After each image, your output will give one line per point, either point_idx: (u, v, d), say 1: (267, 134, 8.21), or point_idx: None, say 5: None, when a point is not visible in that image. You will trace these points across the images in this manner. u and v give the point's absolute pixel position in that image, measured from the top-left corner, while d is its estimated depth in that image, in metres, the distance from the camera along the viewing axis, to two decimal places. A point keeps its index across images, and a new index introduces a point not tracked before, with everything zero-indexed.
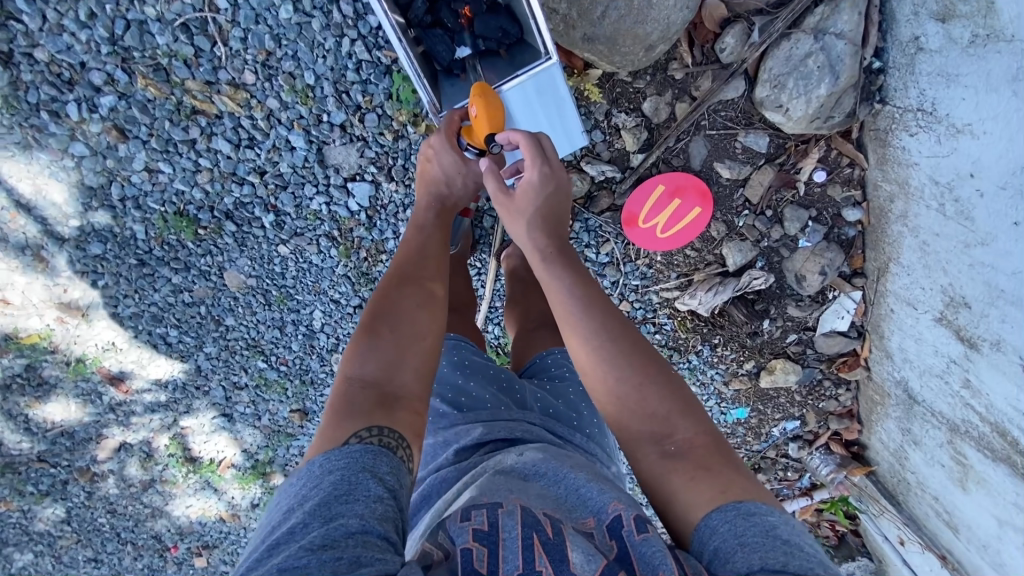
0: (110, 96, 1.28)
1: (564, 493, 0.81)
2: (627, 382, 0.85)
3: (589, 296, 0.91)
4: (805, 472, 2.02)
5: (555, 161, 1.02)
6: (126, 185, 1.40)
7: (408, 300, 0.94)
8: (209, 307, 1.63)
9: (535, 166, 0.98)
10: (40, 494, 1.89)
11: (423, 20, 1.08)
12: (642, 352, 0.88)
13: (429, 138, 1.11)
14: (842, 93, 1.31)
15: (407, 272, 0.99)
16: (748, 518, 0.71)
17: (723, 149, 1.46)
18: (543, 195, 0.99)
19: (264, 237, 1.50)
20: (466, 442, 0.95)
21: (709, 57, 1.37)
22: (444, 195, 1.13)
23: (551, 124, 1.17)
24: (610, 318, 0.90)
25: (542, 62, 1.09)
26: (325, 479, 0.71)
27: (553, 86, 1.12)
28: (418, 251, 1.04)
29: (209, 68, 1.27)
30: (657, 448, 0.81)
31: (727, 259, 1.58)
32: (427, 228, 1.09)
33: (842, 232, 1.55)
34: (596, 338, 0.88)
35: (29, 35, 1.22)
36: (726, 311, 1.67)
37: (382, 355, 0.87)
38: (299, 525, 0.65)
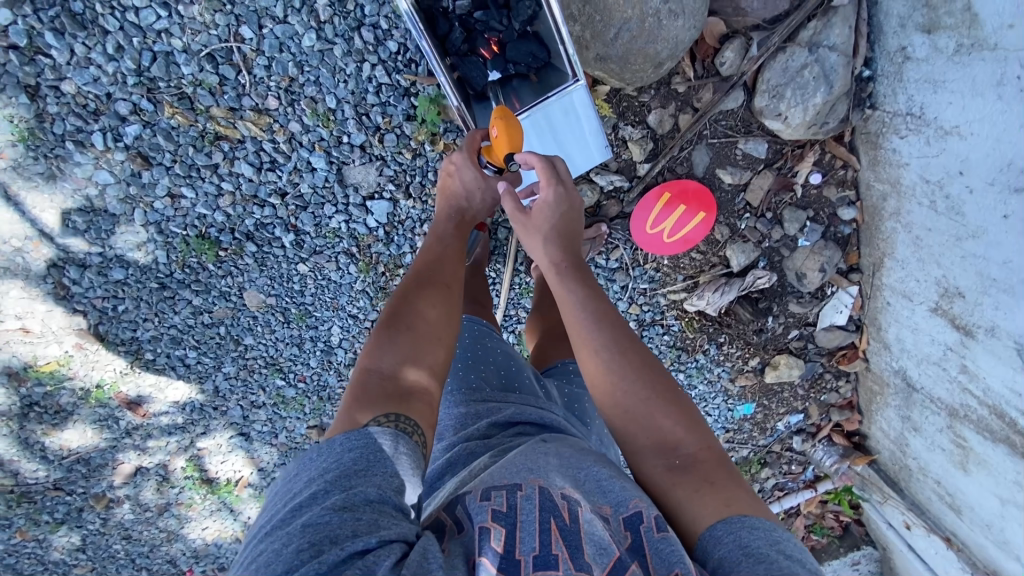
0: (136, 125, 1.32)
1: (583, 476, 0.72)
2: (636, 393, 0.82)
3: (599, 309, 0.89)
4: (809, 464, 2.09)
5: (569, 181, 1.01)
6: (149, 211, 1.43)
7: (423, 291, 0.87)
8: (228, 327, 1.66)
9: (551, 184, 0.98)
10: (55, 524, 1.87)
11: (460, 48, 1.15)
12: (652, 367, 0.85)
13: (451, 154, 1.08)
14: (836, 100, 1.40)
15: (423, 270, 0.92)
16: (754, 531, 0.67)
17: (725, 156, 1.54)
18: (557, 214, 0.98)
19: (284, 256, 1.54)
20: (497, 418, 0.88)
21: (709, 70, 1.45)
22: (462, 207, 1.07)
23: (577, 140, 1.23)
24: (620, 331, 0.87)
25: (570, 84, 1.13)
26: (343, 454, 0.63)
27: (580, 106, 1.17)
28: (437, 257, 0.97)
29: (233, 95, 1.32)
30: (663, 460, 0.78)
31: (731, 260, 1.65)
32: (446, 237, 1.03)
33: (838, 230, 1.63)
34: (606, 351, 0.85)
35: (57, 69, 1.25)
36: (732, 310, 1.74)
37: (401, 349, 0.79)
38: (318, 492, 0.58)
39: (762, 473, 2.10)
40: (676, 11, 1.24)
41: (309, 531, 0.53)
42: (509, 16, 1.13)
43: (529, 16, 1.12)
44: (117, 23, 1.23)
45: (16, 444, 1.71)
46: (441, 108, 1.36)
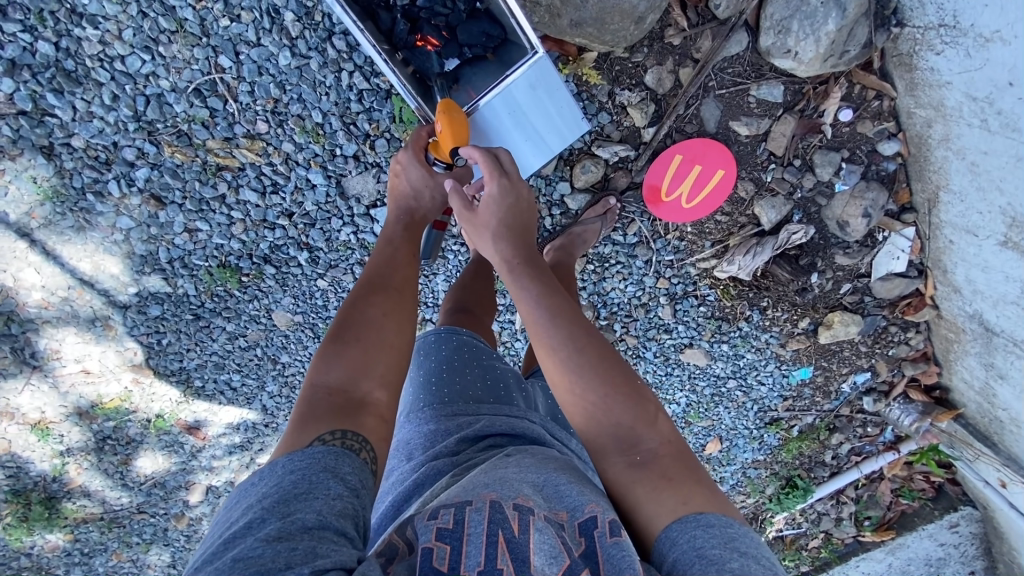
0: (144, 168, 1.38)
1: (541, 482, 0.73)
2: (595, 393, 0.80)
3: (554, 307, 0.86)
4: (887, 425, 1.91)
5: (514, 173, 0.99)
6: (172, 248, 1.50)
7: (371, 302, 0.87)
8: (264, 348, 1.72)
9: (495, 179, 0.96)
10: (146, 543, 2.02)
11: (408, 40, 1.10)
12: (611, 362, 0.83)
13: (397, 154, 1.07)
14: (853, 24, 1.24)
15: (371, 278, 0.92)
16: (708, 529, 0.69)
17: (737, 106, 1.41)
18: (506, 211, 0.96)
19: (303, 274, 1.57)
20: (467, 432, 0.86)
21: (704, 16, 1.33)
22: (413, 209, 1.05)
23: (546, 117, 1.16)
24: (577, 328, 0.84)
25: (530, 58, 1.08)
26: (284, 477, 0.65)
27: (546, 80, 1.11)
28: (388, 261, 0.95)
29: (226, 125, 1.34)
30: (624, 458, 0.78)
31: (761, 217, 1.52)
32: (396, 241, 1.00)
33: (880, 168, 1.46)
34: (563, 351, 0.83)
35: (65, 126, 1.32)
36: (770, 271, 1.60)
37: (349, 360, 0.80)
38: (254, 521, 0.60)
39: (833, 439, 1.94)
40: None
41: (240, 565, 0.55)
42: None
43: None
44: (109, 74, 1.28)
45: (98, 476, 1.85)
46: None
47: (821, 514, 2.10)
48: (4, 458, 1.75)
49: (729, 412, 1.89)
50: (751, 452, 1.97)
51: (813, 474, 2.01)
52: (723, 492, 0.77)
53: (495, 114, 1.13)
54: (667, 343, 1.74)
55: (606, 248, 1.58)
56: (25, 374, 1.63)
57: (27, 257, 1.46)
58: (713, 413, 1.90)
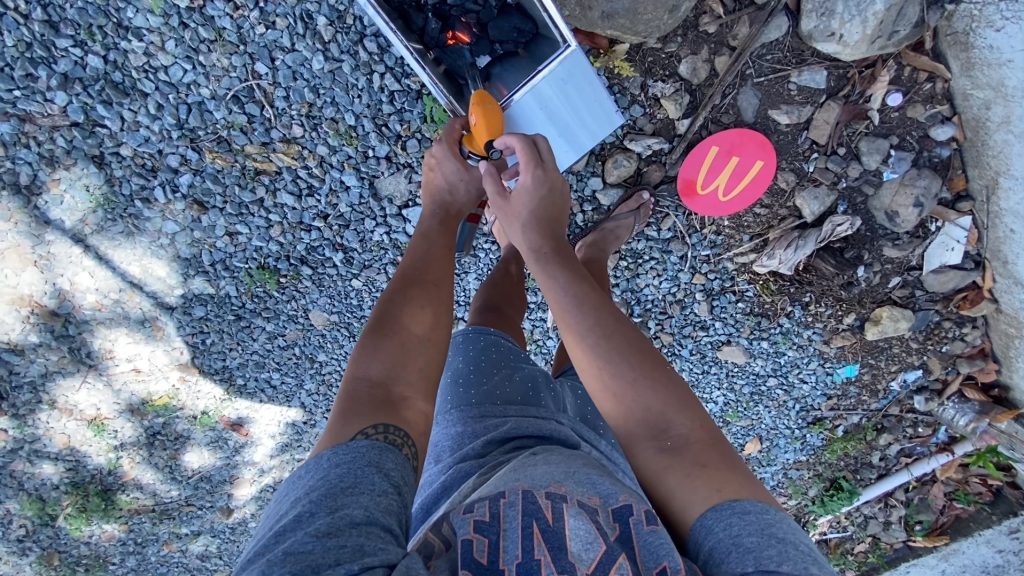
0: (187, 174, 1.42)
1: (574, 474, 0.73)
2: (625, 378, 0.79)
3: (582, 293, 0.86)
4: (939, 426, 1.82)
5: (552, 163, 0.97)
6: (214, 251, 1.55)
7: (408, 293, 0.88)
8: (302, 347, 1.76)
9: (532, 168, 0.95)
10: (195, 534, 2.10)
11: (439, 39, 1.10)
12: (639, 347, 0.82)
13: (431, 148, 1.08)
14: (903, 3, 1.18)
15: (406, 270, 0.93)
16: (744, 517, 0.66)
17: (776, 94, 1.35)
18: (537, 199, 0.95)
19: (339, 274, 1.60)
20: (493, 435, 0.86)
21: (742, 1, 1.28)
22: (447, 202, 1.06)
23: (579, 112, 1.14)
24: (604, 314, 0.83)
25: (562, 52, 1.06)
26: (330, 470, 0.66)
27: (578, 73, 1.10)
28: (423, 254, 0.96)
29: (263, 130, 1.38)
30: (655, 444, 0.76)
31: (803, 209, 1.46)
32: (431, 235, 1.01)
33: (933, 154, 1.39)
34: (591, 336, 0.82)
35: (114, 136, 1.38)
36: (813, 265, 1.53)
37: (389, 354, 0.81)
38: (303, 515, 0.60)
39: (881, 440, 1.85)
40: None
41: (291, 559, 0.55)
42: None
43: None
44: (153, 84, 1.33)
45: (150, 470, 1.93)
46: None
47: (868, 517, 2.01)
48: (65, 452, 1.85)
49: (770, 411, 1.83)
50: (793, 452, 1.90)
51: (860, 476, 1.93)
52: (760, 481, 0.74)
53: (528, 110, 1.12)
54: (704, 340, 1.70)
55: (640, 244, 1.55)
56: (82, 372, 1.71)
57: (82, 262, 1.53)
58: (753, 412, 1.84)
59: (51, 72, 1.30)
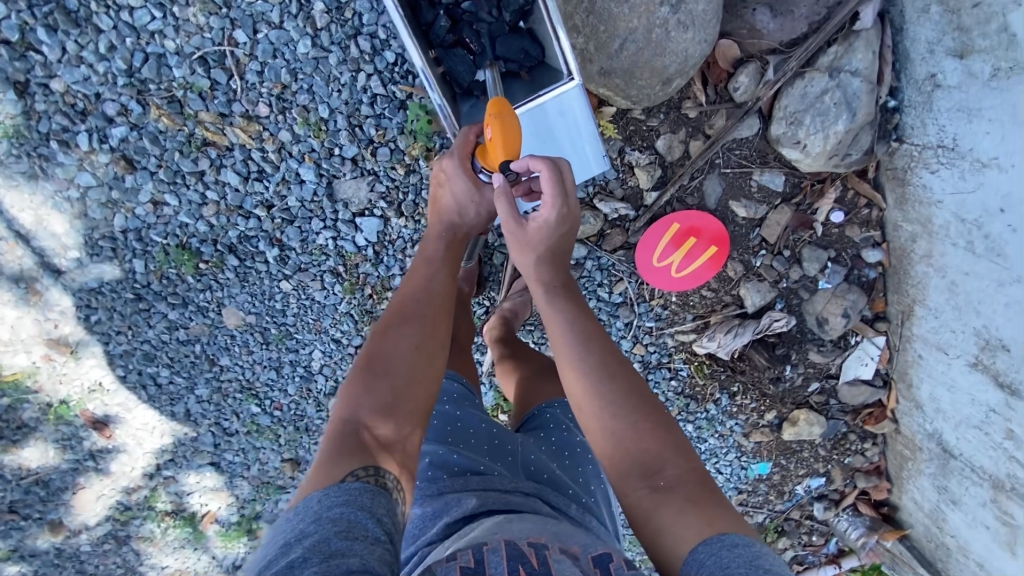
0: (122, 126, 1.27)
1: (551, 533, 0.78)
2: (623, 420, 0.80)
3: (586, 333, 0.88)
4: (832, 536, 1.86)
5: (573, 195, 0.94)
6: (131, 217, 1.38)
7: (402, 332, 0.90)
8: (204, 346, 1.57)
9: (555, 199, 0.91)
10: (7, 549, 1.72)
11: (444, 40, 1.05)
12: (636, 387, 0.83)
13: (441, 161, 1.05)
14: (860, 129, 1.21)
15: (403, 306, 0.95)
16: (733, 549, 0.65)
17: (738, 187, 1.40)
18: (555, 232, 0.93)
19: (267, 272, 1.47)
20: (455, 513, 0.86)
21: (722, 96, 1.29)
22: (455, 225, 1.07)
23: (572, 148, 1.12)
24: (606, 353, 0.86)
25: (564, 83, 1.01)
26: (324, 513, 0.69)
27: (574, 111, 1.06)
28: (425, 285, 0.99)
29: (224, 100, 1.25)
30: (646, 483, 0.76)
31: (745, 299, 1.52)
32: (436, 261, 1.03)
33: (862, 274, 1.51)
34: (592, 375, 0.84)
35: (47, 65, 1.21)
36: (747, 355, 1.58)
37: (381, 396, 0.84)
38: (297, 561, 0.62)
39: (780, 543, 1.87)
40: (686, 21, 0.99)
41: None
42: (499, 7, 1.04)
43: (521, 5, 1.03)
44: (112, 22, 1.17)
45: None
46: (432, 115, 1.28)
47: None
48: None
49: None
50: None
51: None
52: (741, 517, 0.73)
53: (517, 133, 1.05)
54: None
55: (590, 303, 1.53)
56: None
57: None
58: None
59: None
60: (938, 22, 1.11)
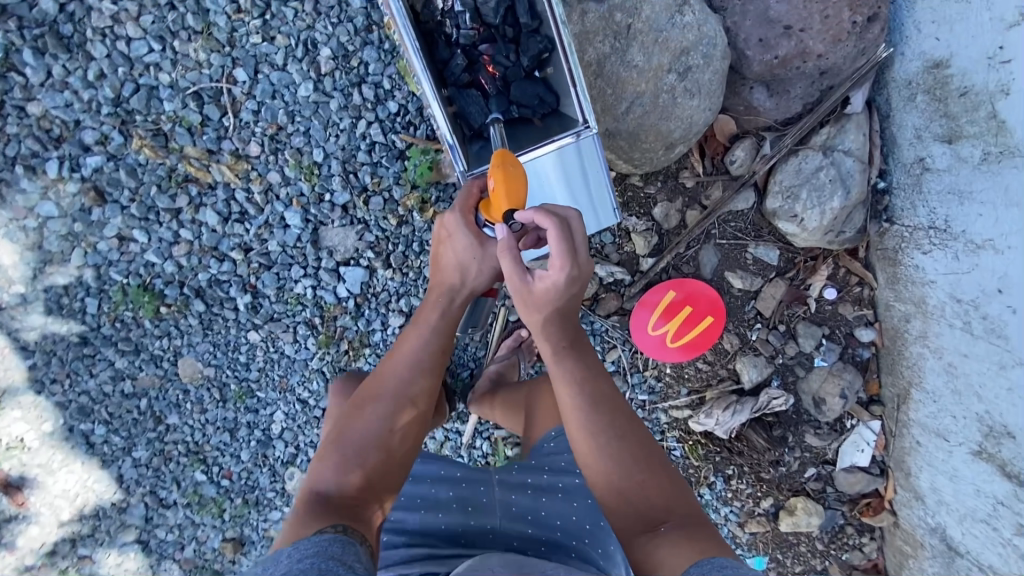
0: (98, 156, 1.20)
1: None
2: (625, 470, 0.82)
3: (594, 390, 0.85)
4: None
5: (582, 248, 0.81)
6: (91, 252, 1.27)
7: (377, 410, 0.89)
8: (151, 400, 1.40)
9: (567, 261, 0.78)
10: None
11: (459, 79, 1.00)
12: (637, 435, 0.85)
13: (441, 216, 0.92)
14: (853, 207, 1.23)
15: (386, 374, 0.93)
16: (725, 570, 0.68)
17: (734, 259, 1.39)
18: (567, 296, 0.82)
19: (236, 320, 1.36)
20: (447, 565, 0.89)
21: (718, 168, 1.31)
22: (450, 292, 0.94)
23: (583, 205, 1.01)
24: (612, 410, 0.84)
25: (580, 131, 0.94)
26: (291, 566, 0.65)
27: (587, 163, 0.98)
28: (410, 354, 0.93)
29: (213, 137, 1.20)
30: (647, 531, 0.78)
31: (741, 374, 1.46)
32: (428, 328, 0.94)
33: (855, 352, 1.48)
34: (598, 434, 0.83)
35: (28, 88, 1.15)
36: (746, 434, 1.50)
37: (357, 465, 0.85)
38: None
39: None
40: (692, 89, 1.00)
41: None
42: (517, 52, 0.99)
43: (540, 51, 0.98)
44: (105, 50, 1.13)
45: None
46: (435, 165, 1.24)
47: None
48: None
49: None
50: None
51: None
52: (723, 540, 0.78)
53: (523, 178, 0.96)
54: None
55: None
56: None
57: None
58: None
59: None
60: (924, 110, 1.17)
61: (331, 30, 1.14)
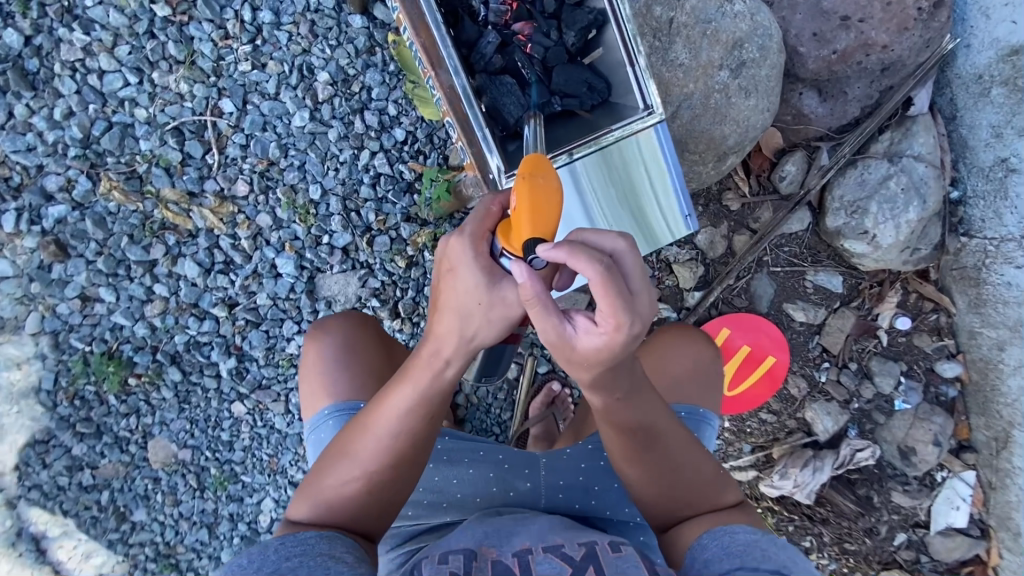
0: (62, 205, 1.04)
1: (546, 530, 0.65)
2: (667, 478, 0.70)
3: (643, 419, 0.66)
4: None
5: (636, 293, 0.51)
6: (48, 317, 1.09)
7: (353, 465, 0.63)
8: (113, 494, 1.16)
9: (624, 315, 0.50)
10: None
11: (490, 64, 0.86)
12: (683, 447, 0.71)
13: (444, 241, 0.57)
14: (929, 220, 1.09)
15: (367, 422, 0.64)
16: (736, 535, 0.63)
17: (791, 289, 1.22)
18: (628, 352, 0.54)
19: (217, 390, 1.15)
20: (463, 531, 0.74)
21: (766, 187, 1.17)
22: (439, 347, 0.57)
23: (646, 204, 0.86)
24: (661, 430, 0.69)
25: (641, 119, 0.81)
26: (279, 565, 0.55)
27: (654, 157, 0.84)
28: (397, 409, 0.61)
29: (195, 177, 1.05)
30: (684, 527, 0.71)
31: (814, 424, 1.25)
32: (419, 387, 0.60)
33: (940, 391, 1.26)
34: (644, 455, 0.69)
35: None
36: (829, 497, 1.27)
37: (342, 507, 0.63)
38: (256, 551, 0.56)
39: None
40: (747, 88, 0.87)
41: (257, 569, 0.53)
42: (560, 29, 0.87)
43: (588, 24, 0.84)
44: (75, 85, 1.00)
45: None
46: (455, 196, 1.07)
47: None
48: None
49: None
50: None
51: None
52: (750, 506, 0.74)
53: (579, 179, 0.82)
54: None
55: None
56: None
57: None
58: None
59: None
60: (1003, 104, 1.05)
61: (329, 53, 1.02)
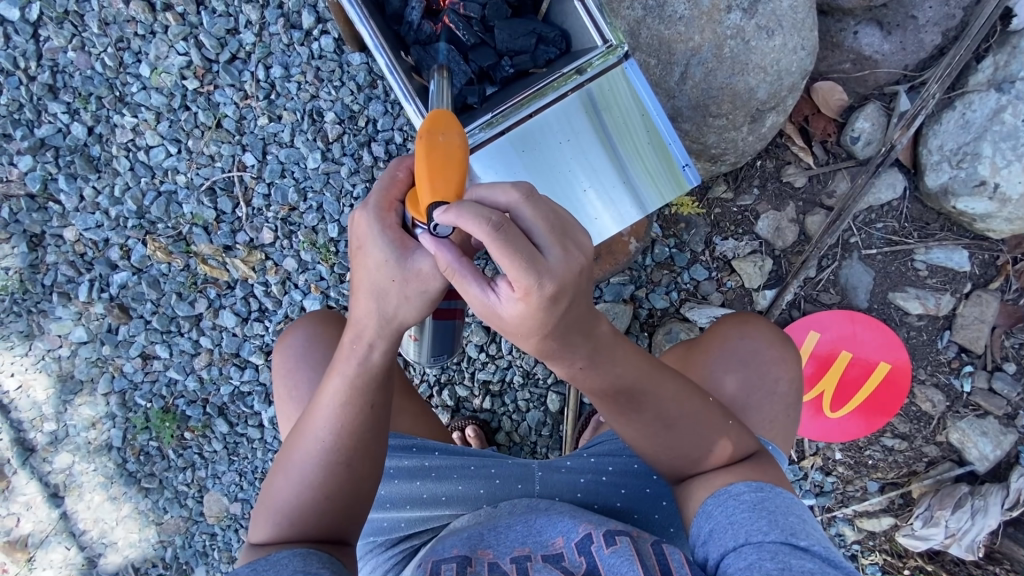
0: (124, 271, 1.13)
1: (536, 529, 0.64)
2: (677, 438, 0.59)
3: (628, 368, 0.55)
4: None
5: (546, 255, 0.43)
6: (117, 376, 1.16)
7: (305, 463, 0.59)
8: (177, 549, 1.19)
9: (529, 279, 0.42)
10: None
11: (421, 33, 0.79)
12: (687, 399, 0.58)
13: (354, 218, 0.53)
14: None
15: (311, 418, 0.60)
16: (739, 496, 0.56)
17: (896, 274, 0.96)
18: (562, 309, 0.46)
19: (262, 440, 1.16)
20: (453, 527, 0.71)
21: (837, 154, 0.96)
22: (360, 332, 0.55)
23: (631, 153, 0.80)
24: (658, 381, 0.57)
25: (598, 55, 0.76)
26: None
27: (631, 101, 0.78)
28: (335, 399, 0.58)
29: (228, 231, 1.10)
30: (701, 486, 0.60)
31: (963, 449, 0.96)
32: (351, 374, 0.57)
33: None
34: (643, 419, 0.58)
35: (64, 215, 1.13)
36: (1006, 548, 0.94)
37: (310, 507, 0.59)
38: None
39: None
40: (769, 27, 0.80)
41: None
42: None
43: None
44: (129, 163, 1.11)
45: None
46: None
47: None
48: None
49: None
50: None
51: None
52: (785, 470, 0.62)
53: (551, 134, 0.78)
54: None
55: None
56: None
57: None
58: None
59: (28, 134, 1.10)
60: None
61: (335, 94, 1.06)
